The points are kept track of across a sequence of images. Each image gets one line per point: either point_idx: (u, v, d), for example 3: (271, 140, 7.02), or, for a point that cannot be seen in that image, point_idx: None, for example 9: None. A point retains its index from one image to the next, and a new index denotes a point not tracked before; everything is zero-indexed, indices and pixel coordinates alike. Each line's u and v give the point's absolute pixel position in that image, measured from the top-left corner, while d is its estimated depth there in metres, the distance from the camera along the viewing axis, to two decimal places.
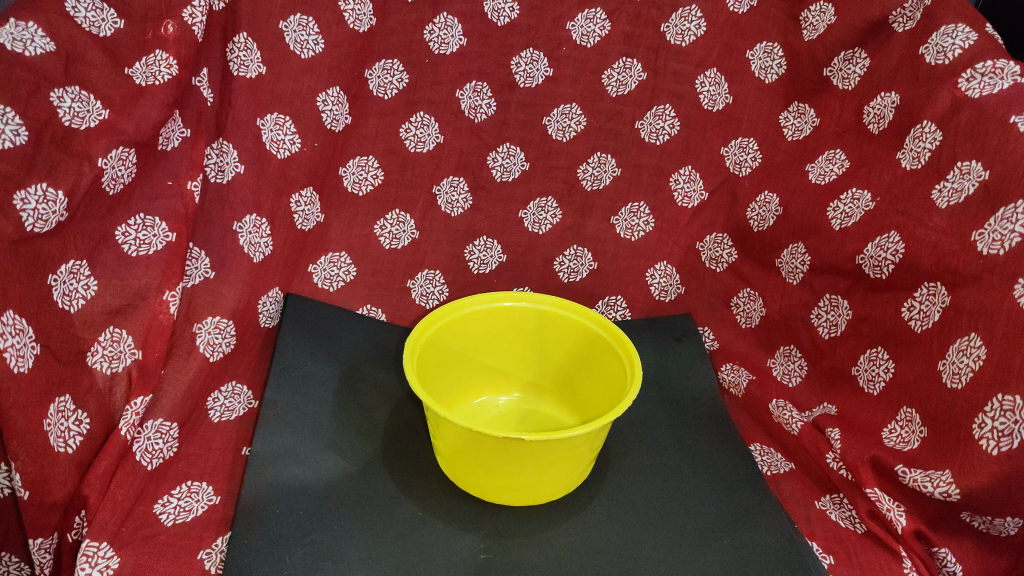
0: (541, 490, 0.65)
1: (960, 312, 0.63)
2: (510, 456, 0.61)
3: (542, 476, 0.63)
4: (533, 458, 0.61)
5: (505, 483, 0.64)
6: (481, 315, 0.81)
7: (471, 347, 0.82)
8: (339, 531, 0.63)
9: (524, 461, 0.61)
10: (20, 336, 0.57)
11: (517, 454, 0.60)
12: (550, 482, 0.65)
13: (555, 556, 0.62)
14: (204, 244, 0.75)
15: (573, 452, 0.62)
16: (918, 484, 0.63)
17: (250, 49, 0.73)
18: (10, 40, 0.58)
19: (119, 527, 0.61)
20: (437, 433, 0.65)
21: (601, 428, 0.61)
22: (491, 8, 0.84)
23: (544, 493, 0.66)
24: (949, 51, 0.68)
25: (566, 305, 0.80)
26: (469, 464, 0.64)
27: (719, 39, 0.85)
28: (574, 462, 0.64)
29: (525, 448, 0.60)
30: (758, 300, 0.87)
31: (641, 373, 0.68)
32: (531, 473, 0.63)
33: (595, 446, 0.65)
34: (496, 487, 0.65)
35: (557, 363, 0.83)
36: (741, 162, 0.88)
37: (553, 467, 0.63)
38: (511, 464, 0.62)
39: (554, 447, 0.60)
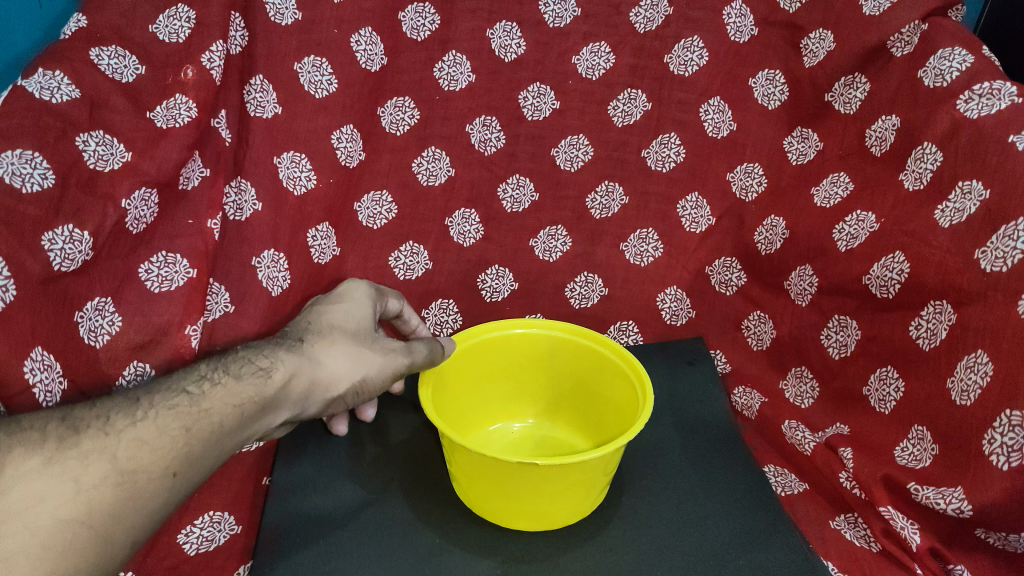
0: (556, 514, 0.66)
1: (967, 329, 0.63)
2: (524, 480, 0.62)
3: (557, 500, 0.64)
4: (546, 482, 0.62)
5: (520, 507, 0.65)
6: (495, 343, 0.82)
7: (486, 373, 0.84)
8: (359, 558, 0.64)
9: (538, 485, 0.62)
10: (48, 373, 0.62)
11: (530, 479, 0.61)
12: (564, 506, 0.65)
13: None
14: (224, 279, 0.76)
15: (588, 475, 0.63)
16: (931, 502, 0.64)
17: (265, 90, 0.77)
18: (38, 89, 0.65)
19: (145, 558, 0.63)
20: (453, 460, 0.66)
21: (614, 451, 0.62)
22: (498, 44, 0.87)
23: (559, 517, 0.66)
24: (947, 73, 0.70)
25: (577, 331, 0.81)
26: (484, 490, 0.65)
27: (722, 68, 0.87)
28: (587, 486, 0.65)
29: (538, 472, 0.60)
30: (769, 321, 0.88)
31: (652, 394, 0.69)
32: (545, 497, 0.63)
33: (608, 469, 0.65)
34: (512, 512, 0.65)
35: (570, 389, 0.84)
36: (747, 187, 0.89)
37: (567, 490, 0.63)
38: (526, 490, 0.63)
39: (567, 472, 0.61)
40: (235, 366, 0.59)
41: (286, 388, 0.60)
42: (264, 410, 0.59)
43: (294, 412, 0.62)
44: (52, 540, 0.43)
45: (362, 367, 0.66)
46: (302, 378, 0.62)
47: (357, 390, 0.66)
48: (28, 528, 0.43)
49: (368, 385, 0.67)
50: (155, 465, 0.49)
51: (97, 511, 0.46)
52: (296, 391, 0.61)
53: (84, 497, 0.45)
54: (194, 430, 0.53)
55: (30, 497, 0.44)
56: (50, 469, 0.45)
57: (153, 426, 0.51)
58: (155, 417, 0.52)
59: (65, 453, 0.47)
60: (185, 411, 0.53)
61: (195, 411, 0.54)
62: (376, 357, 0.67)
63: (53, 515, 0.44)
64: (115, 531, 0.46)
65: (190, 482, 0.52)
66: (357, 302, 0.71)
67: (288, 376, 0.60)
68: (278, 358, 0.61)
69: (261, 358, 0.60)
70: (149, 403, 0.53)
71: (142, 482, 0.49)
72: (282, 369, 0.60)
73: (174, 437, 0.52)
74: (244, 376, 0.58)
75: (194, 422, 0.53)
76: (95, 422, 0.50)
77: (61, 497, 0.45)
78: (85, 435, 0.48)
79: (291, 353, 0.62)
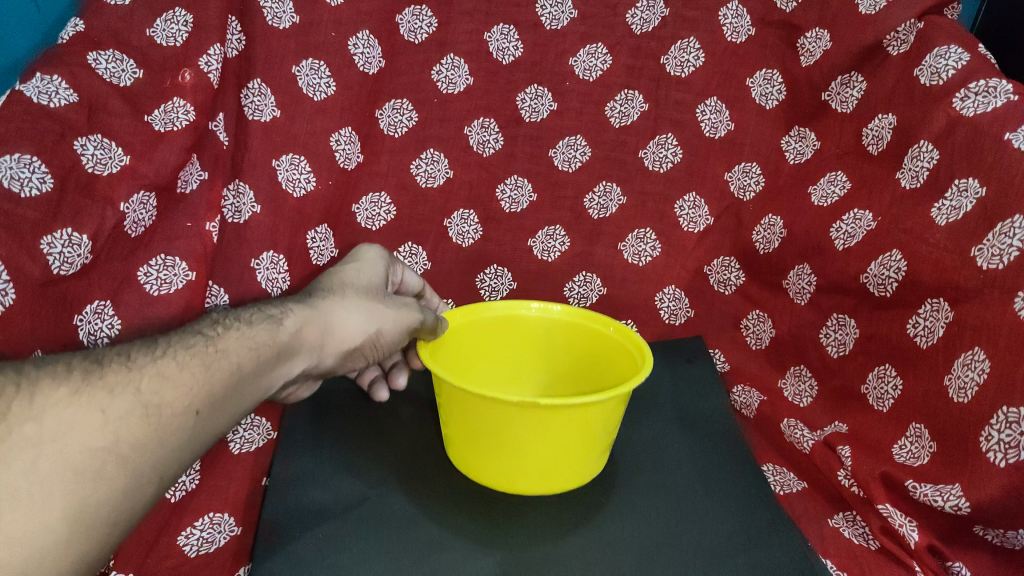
0: (553, 476, 0.69)
1: (964, 326, 0.64)
2: (526, 429, 0.65)
3: (556, 460, 0.68)
4: (547, 426, 0.65)
5: (520, 455, 0.67)
6: (493, 321, 0.83)
7: (483, 351, 0.85)
8: (358, 551, 0.64)
9: (541, 434, 0.65)
10: None
11: (531, 421, 0.64)
12: (563, 467, 0.69)
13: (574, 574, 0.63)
14: (223, 280, 0.77)
15: (590, 433, 0.67)
16: (929, 499, 0.63)
17: (264, 94, 0.77)
18: (36, 93, 0.66)
19: (145, 559, 0.63)
20: (455, 409, 0.69)
21: (615, 399, 0.65)
22: (496, 47, 0.87)
23: (555, 478, 0.70)
24: (943, 72, 0.70)
25: (576, 313, 0.82)
26: (486, 436, 0.68)
27: (720, 68, 0.87)
28: (587, 445, 0.68)
29: (542, 417, 0.64)
30: (768, 320, 0.88)
31: (650, 349, 0.71)
32: (545, 454, 0.67)
33: (608, 430, 0.69)
34: (511, 473, 0.69)
35: (565, 368, 0.85)
36: (744, 186, 0.89)
37: (565, 447, 0.67)
38: (528, 436, 0.66)
39: (567, 416, 0.64)
40: (247, 317, 0.59)
41: (302, 336, 0.60)
42: (280, 357, 0.58)
43: (313, 362, 0.62)
44: (83, 466, 0.42)
45: (376, 319, 0.66)
46: (315, 328, 0.61)
47: (373, 340, 0.66)
48: (59, 454, 0.41)
49: (384, 338, 0.67)
50: (178, 400, 0.48)
51: (125, 438, 0.44)
52: (312, 340, 0.61)
53: (111, 427, 0.44)
54: (215, 368, 0.52)
55: (58, 424, 0.42)
56: (78, 399, 0.44)
57: (174, 365, 0.51)
58: (174, 357, 0.51)
59: (89, 385, 0.46)
60: (203, 352, 0.53)
61: (212, 352, 0.53)
62: (389, 309, 0.67)
63: (82, 442, 0.42)
64: (146, 460, 0.45)
65: (214, 422, 0.51)
66: (370, 263, 0.74)
67: (300, 325, 0.60)
68: (291, 309, 0.61)
69: (275, 309, 0.60)
70: (166, 346, 0.52)
71: (167, 416, 0.47)
72: (294, 317, 0.60)
73: (195, 375, 0.51)
74: (256, 324, 0.58)
75: (213, 362, 0.53)
76: (116, 361, 0.49)
77: (90, 426, 0.43)
78: (108, 371, 0.47)
79: (302, 306, 0.62)
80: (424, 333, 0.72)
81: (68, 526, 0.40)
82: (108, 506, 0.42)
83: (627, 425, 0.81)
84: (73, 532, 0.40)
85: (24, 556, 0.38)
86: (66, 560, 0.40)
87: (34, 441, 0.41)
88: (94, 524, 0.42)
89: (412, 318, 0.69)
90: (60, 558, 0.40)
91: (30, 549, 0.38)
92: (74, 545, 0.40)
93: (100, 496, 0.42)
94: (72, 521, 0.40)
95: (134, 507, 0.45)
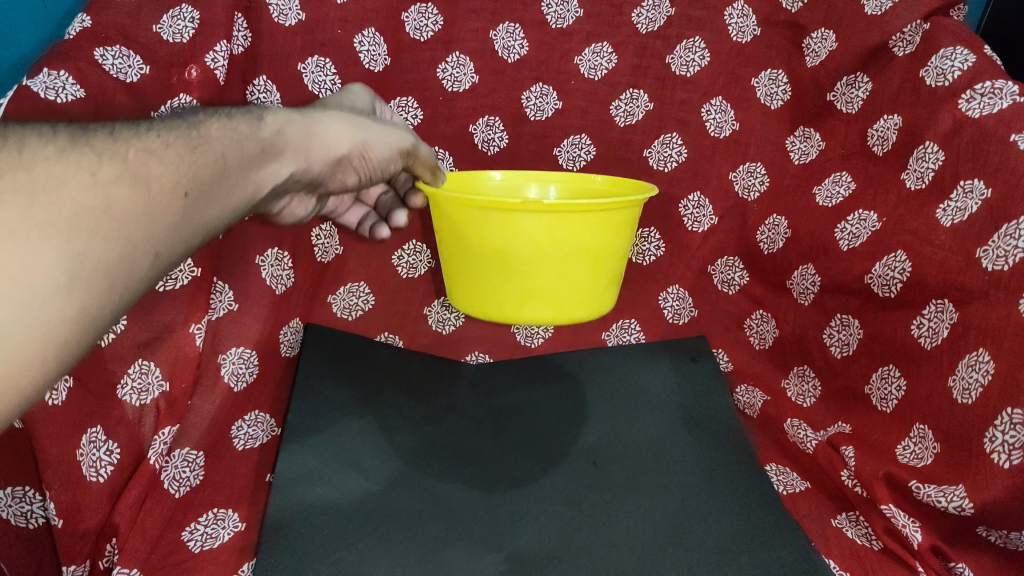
0: (562, 302, 0.75)
1: (969, 327, 0.64)
2: (530, 241, 0.70)
3: (565, 268, 0.72)
4: (553, 241, 0.70)
5: (529, 284, 0.74)
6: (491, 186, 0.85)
7: None
8: (364, 549, 0.64)
9: (545, 253, 0.71)
10: None
11: (539, 237, 0.70)
12: (568, 288, 0.74)
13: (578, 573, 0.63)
14: (228, 278, 0.81)
15: (596, 244, 0.72)
16: (933, 500, 0.63)
17: (269, 90, 0.81)
18: (44, 88, 0.65)
19: (149, 555, 0.63)
20: (464, 240, 0.73)
21: (615, 212, 0.70)
22: (502, 46, 0.87)
23: (565, 311, 0.76)
24: (949, 73, 0.70)
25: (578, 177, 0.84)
26: (497, 265, 0.73)
27: (725, 68, 0.87)
28: (591, 267, 0.73)
29: (546, 228, 0.69)
30: (772, 321, 0.88)
31: (654, 187, 0.73)
32: (550, 270, 0.72)
33: (613, 248, 0.74)
34: (518, 296, 0.75)
35: None
36: (749, 186, 0.89)
37: (580, 253, 0.72)
38: (536, 254, 0.71)
39: (571, 225, 0.69)
40: (229, 109, 0.60)
41: (283, 135, 0.61)
42: (264, 153, 0.60)
43: (297, 168, 0.63)
44: (78, 220, 0.44)
45: (360, 128, 0.66)
46: (299, 126, 0.63)
47: (360, 151, 0.67)
48: (54, 205, 0.43)
49: (371, 152, 0.67)
50: (167, 177, 0.51)
51: (116, 203, 0.46)
52: (293, 140, 0.62)
53: (103, 188, 0.46)
54: (201, 152, 0.55)
55: (50, 178, 0.44)
56: (66, 158, 0.46)
57: (158, 143, 0.52)
58: (158, 136, 0.53)
59: (77, 148, 0.47)
60: (185, 134, 0.55)
61: (195, 138, 0.55)
62: (376, 125, 0.68)
63: (76, 198, 0.44)
64: (138, 229, 0.47)
65: (200, 207, 0.54)
66: (354, 95, 0.76)
67: (283, 123, 0.61)
68: (271, 109, 0.62)
69: (256, 109, 0.62)
70: (150, 126, 0.54)
71: (154, 188, 0.50)
72: (275, 112, 0.62)
73: (181, 154, 0.53)
74: (239, 118, 0.59)
75: (196, 147, 0.54)
76: (101, 130, 0.50)
77: (82, 183, 0.45)
78: (94, 138, 0.49)
79: (286, 111, 0.63)
80: (419, 169, 0.73)
81: (67, 276, 0.42)
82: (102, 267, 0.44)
83: (631, 424, 0.80)
84: (75, 283, 0.42)
85: (28, 295, 0.40)
86: (68, 307, 0.42)
87: (29, 189, 0.42)
88: (93, 275, 0.44)
89: (403, 140, 0.70)
90: (64, 304, 0.42)
91: (34, 291, 0.40)
92: (75, 296, 0.42)
93: (98, 255, 0.44)
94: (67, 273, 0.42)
95: (129, 275, 0.47)
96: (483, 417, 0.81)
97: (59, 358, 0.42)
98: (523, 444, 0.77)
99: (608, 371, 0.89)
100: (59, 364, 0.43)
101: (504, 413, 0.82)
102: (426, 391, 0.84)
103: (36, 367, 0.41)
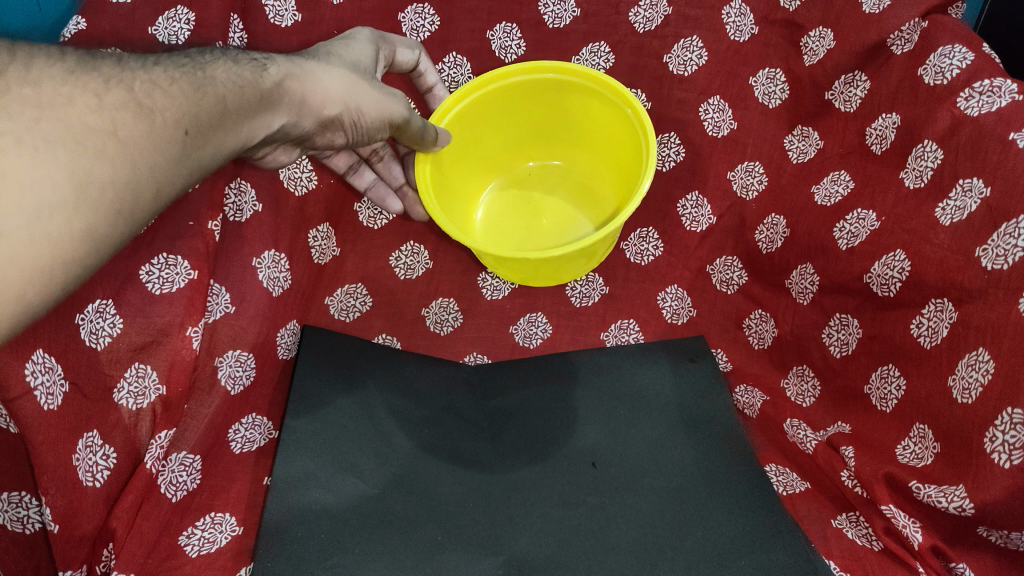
0: (556, 271, 0.85)
1: (968, 325, 0.63)
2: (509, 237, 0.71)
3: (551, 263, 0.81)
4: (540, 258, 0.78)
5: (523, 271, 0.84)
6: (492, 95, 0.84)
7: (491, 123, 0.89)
8: (360, 555, 0.67)
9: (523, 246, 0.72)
10: (48, 374, 0.67)
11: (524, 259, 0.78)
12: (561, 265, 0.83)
13: (556, 561, 0.68)
14: (224, 280, 0.77)
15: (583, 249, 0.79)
16: (933, 500, 0.63)
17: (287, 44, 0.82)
18: None
19: (145, 560, 0.65)
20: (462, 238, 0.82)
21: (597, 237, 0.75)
22: (498, 46, 0.88)
23: (560, 273, 0.87)
24: (948, 71, 0.70)
25: (571, 70, 0.82)
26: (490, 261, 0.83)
27: (722, 67, 0.88)
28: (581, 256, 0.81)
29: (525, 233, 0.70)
30: (770, 321, 0.85)
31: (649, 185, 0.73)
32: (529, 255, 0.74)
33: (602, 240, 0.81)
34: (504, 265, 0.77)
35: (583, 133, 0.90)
36: (748, 185, 0.89)
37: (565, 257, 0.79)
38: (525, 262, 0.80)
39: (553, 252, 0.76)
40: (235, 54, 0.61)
41: (285, 86, 0.62)
42: (265, 103, 0.60)
43: (293, 120, 0.64)
44: (82, 138, 0.49)
45: (354, 93, 0.66)
46: (300, 80, 0.63)
47: (352, 113, 0.67)
48: (59, 121, 0.49)
49: (363, 117, 0.68)
50: (170, 112, 0.53)
51: (121, 129, 0.51)
52: (293, 92, 0.62)
53: (107, 113, 0.51)
54: (205, 92, 0.56)
55: (56, 97, 0.49)
56: (71, 81, 0.50)
57: (166, 78, 0.55)
58: (164, 71, 0.55)
59: (83, 70, 0.52)
60: (191, 73, 0.56)
61: (200, 79, 0.57)
62: (374, 90, 0.68)
63: (81, 118, 0.50)
64: (140, 158, 0.51)
65: (201, 146, 0.56)
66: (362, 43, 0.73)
67: (285, 75, 0.62)
68: (275, 58, 0.62)
69: (263, 54, 0.62)
70: (156, 61, 0.56)
71: (158, 122, 0.53)
72: (278, 63, 0.62)
73: (186, 91, 0.55)
74: (244, 66, 0.60)
75: (202, 86, 0.56)
76: (109, 59, 0.54)
77: (88, 105, 0.50)
78: (101, 64, 0.53)
79: (289, 60, 0.64)
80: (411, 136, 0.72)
81: (74, 188, 0.48)
82: (104, 183, 0.49)
83: (628, 426, 0.78)
84: (80, 197, 0.48)
85: (34, 209, 0.46)
86: (74, 223, 0.48)
87: (35, 104, 0.48)
88: (99, 197, 0.49)
89: (396, 113, 0.70)
90: (71, 218, 0.48)
91: (41, 201, 0.47)
92: (80, 214, 0.48)
93: (99, 174, 0.49)
94: (72, 186, 0.48)
95: (135, 201, 0.52)
96: (482, 419, 0.80)
97: (69, 267, 0.49)
98: (520, 445, 0.77)
99: (602, 369, 0.84)
100: (69, 273, 0.49)
101: (500, 416, 0.80)
102: (422, 391, 0.82)
103: (44, 273, 0.48)
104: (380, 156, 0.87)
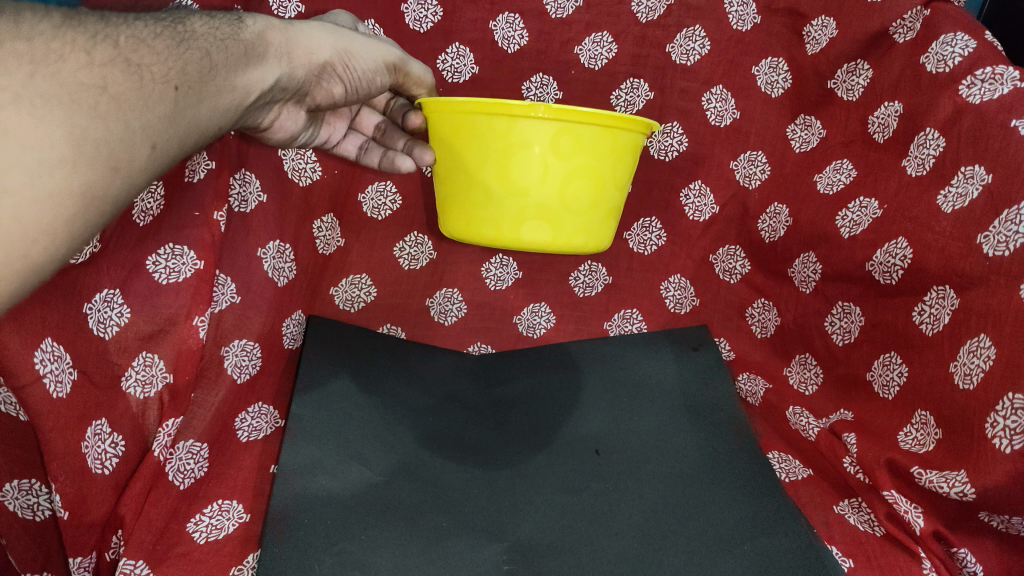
0: (560, 223, 0.72)
1: (970, 312, 0.64)
2: (535, 152, 0.67)
3: (565, 187, 0.70)
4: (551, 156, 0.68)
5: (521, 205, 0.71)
6: None
7: None
8: (367, 540, 0.65)
9: (550, 166, 0.68)
10: (58, 362, 0.65)
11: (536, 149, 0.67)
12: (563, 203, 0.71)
13: (558, 531, 0.67)
14: (230, 270, 0.79)
15: (593, 167, 0.70)
16: (935, 485, 0.63)
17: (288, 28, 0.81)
18: None
19: (155, 545, 0.65)
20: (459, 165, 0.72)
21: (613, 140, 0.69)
22: (501, 36, 0.87)
23: (562, 239, 0.73)
24: (949, 59, 0.70)
25: None
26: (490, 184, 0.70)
27: (725, 56, 0.87)
28: (594, 186, 0.71)
29: (554, 139, 0.66)
30: (773, 309, 0.88)
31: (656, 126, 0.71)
32: (550, 189, 0.70)
33: (614, 173, 0.72)
34: (515, 216, 0.71)
35: None
36: (750, 174, 0.89)
37: (577, 173, 0.69)
38: (532, 168, 0.68)
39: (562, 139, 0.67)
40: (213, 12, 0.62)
41: (266, 38, 0.63)
42: (250, 54, 0.61)
43: (284, 72, 0.64)
44: (77, 95, 0.50)
45: (341, 36, 0.67)
46: (280, 31, 0.64)
47: (343, 58, 0.67)
48: (54, 78, 0.49)
49: (355, 61, 0.68)
50: (157, 68, 0.54)
51: (112, 85, 0.52)
52: (276, 43, 0.63)
53: (98, 69, 0.51)
54: (188, 47, 0.57)
55: (48, 53, 0.49)
56: (59, 36, 0.50)
57: (148, 33, 0.56)
58: (147, 26, 0.56)
59: (71, 28, 0.52)
60: (172, 28, 0.58)
61: (180, 34, 0.58)
62: (362, 36, 0.69)
63: (74, 76, 0.50)
64: (134, 116, 0.53)
65: (194, 101, 0.57)
66: None
67: (263, 28, 0.63)
68: (253, 15, 0.64)
69: (241, 12, 0.64)
70: (138, 17, 0.57)
71: (147, 77, 0.54)
72: (254, 17, 0.63)
73: (169, 46, 0.56)
74: (224, 22, 0.62)
75: (183, 40, 0.57)
76: (94, 16, 0.54)
77: (79, 62, 0.50)
78: (87, 21, 0.53)
79: (267, 16, 0.65)
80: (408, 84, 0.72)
81: (72, 148, 0.49)
82: (101, 141, 0.51)
83: (630, 413, 0.80)
84: (79, 154, 0.49)
85: (36, 164, 0.47)
86: (74, 180, 0.49)
87: (29, 60, 0.48)
88: (95, 154, 0.50)
89: (388, 53, 0.70)
90: (70, 175, 0.49)
91: (42, 159, 0.48)
92: (78, 172, 0.49)
93: (95, 131, 0.50)
94: (70, 144, 0.49)
95: (130, 159, 0.53)
96: (486, 410, 0.81)
97: (72, 225, 0.50)
98: (523, 435, 0.78)
99: (603, 359, 0.87)
100: (71, 234, 0.51)
101: (506, 404, 0.82)
102: (429, 381, 0.84)
103: (49, 232, 0.49)
104: (383, 129, 0.83)
